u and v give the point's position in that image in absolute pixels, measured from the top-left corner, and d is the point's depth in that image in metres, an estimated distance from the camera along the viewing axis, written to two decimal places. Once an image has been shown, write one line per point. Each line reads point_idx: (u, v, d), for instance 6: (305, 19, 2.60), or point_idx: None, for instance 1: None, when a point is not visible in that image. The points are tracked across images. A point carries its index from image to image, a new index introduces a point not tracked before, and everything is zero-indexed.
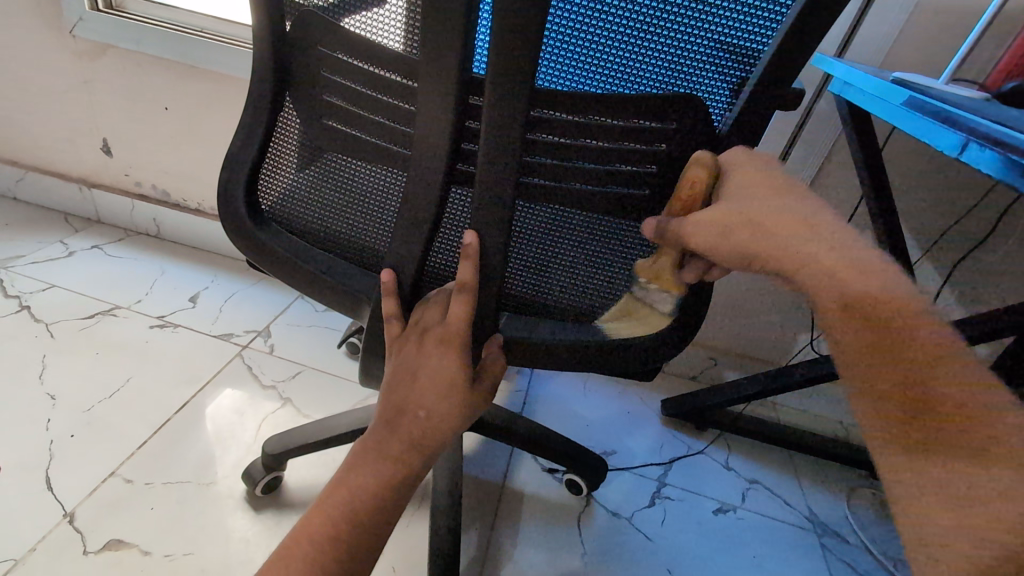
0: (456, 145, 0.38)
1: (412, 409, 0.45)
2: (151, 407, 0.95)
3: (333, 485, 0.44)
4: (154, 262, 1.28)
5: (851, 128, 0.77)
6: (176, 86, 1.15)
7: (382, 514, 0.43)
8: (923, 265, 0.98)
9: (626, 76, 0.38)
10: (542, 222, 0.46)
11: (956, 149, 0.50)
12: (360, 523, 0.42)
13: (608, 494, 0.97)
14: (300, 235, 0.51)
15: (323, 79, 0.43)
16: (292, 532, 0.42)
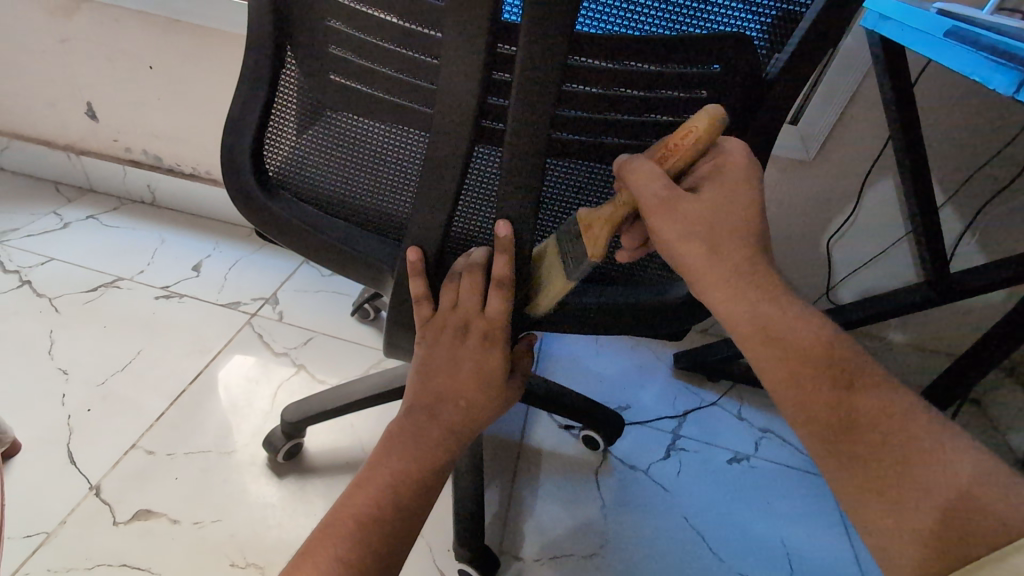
0: (484, 97, 0.35)
1: (449, 395, 0.47)
2: (165, 378, 0.94)
3: (373, 468, 0.45)
4: (152, 231, 1.25)
5: (881, 66, 0.73)
6: (159, 43, 1.09)
7: (425, 491, 0.46)
8: (946, 210, 0.95)
9: (672, 15, 0.34)
10: (575, 178, 0.44)
11: (1011, 87, 0.46)
12: (402, 503, 0.44)
13: (624, 447, 0.97)
14: (313, 203, 0.48)
15: (331, 29, 0.39)
16: (334, 511, 0.43)
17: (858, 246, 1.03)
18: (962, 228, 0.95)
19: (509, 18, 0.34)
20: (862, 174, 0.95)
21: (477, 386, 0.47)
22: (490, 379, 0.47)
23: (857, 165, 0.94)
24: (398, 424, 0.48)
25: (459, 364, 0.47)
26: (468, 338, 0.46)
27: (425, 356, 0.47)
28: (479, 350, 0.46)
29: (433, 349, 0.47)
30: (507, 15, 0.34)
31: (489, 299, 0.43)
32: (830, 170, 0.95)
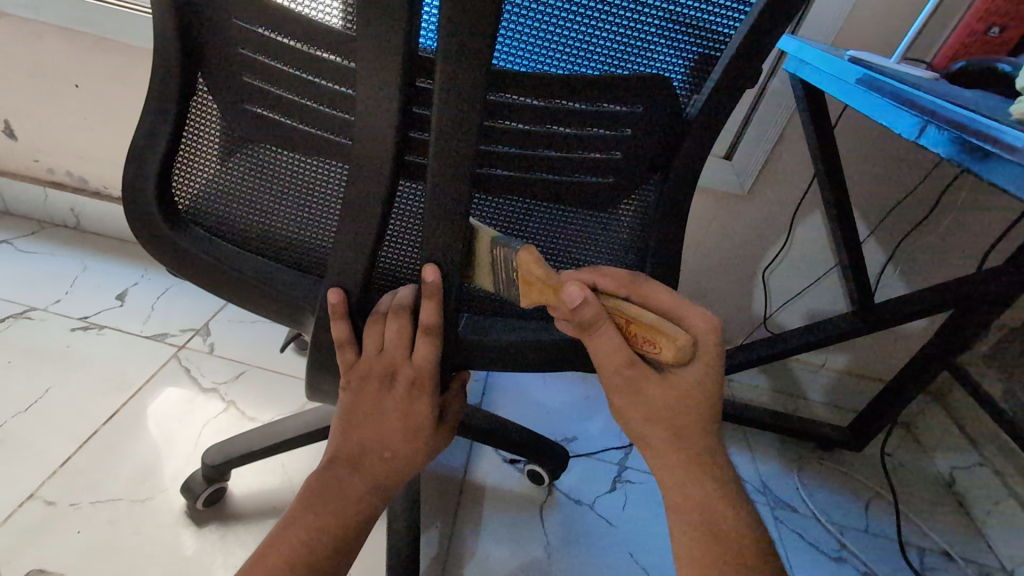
0: (403, 131, 0.34)
1: (374, 445, 0.46)
2: (76, 418, 0.87)
3: (286, 525, 0.43)
4: (74, 257, 1.17)
5: (805, 109, 0.77)
6: (87, 61, 1.03)
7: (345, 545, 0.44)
8: (870, 243, 1.01)
9: (590, 55, 0.35)
10: (501, 214, 0.43)
11: (915, 132, 0.48)
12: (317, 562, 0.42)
13: (569, 481, 0.96)
14: (228, 238, 0.45)
15: (243, 58, 0.37)
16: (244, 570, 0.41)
17: (791, 277, 1.09)
18: (884, 261, 1.02)
19: (426, 46, 0.34)
20: (792, 206, 1.01)
21: (404, 434, 0.46)
22: (417, 428, 0.46)
23: (785, 199, 1.00)
24: (319, 476, 0.46)
25: (385, 412, 0.45)
26: (395, 385, 0.44)
27: (350, 404, 0.45)
28: (406, 398, 0.45)
29: (358, 396, 0.45)
30: (423, 43, 0.34)
31: (416, 344, 0.42)
32: (760, 202, 1.01)
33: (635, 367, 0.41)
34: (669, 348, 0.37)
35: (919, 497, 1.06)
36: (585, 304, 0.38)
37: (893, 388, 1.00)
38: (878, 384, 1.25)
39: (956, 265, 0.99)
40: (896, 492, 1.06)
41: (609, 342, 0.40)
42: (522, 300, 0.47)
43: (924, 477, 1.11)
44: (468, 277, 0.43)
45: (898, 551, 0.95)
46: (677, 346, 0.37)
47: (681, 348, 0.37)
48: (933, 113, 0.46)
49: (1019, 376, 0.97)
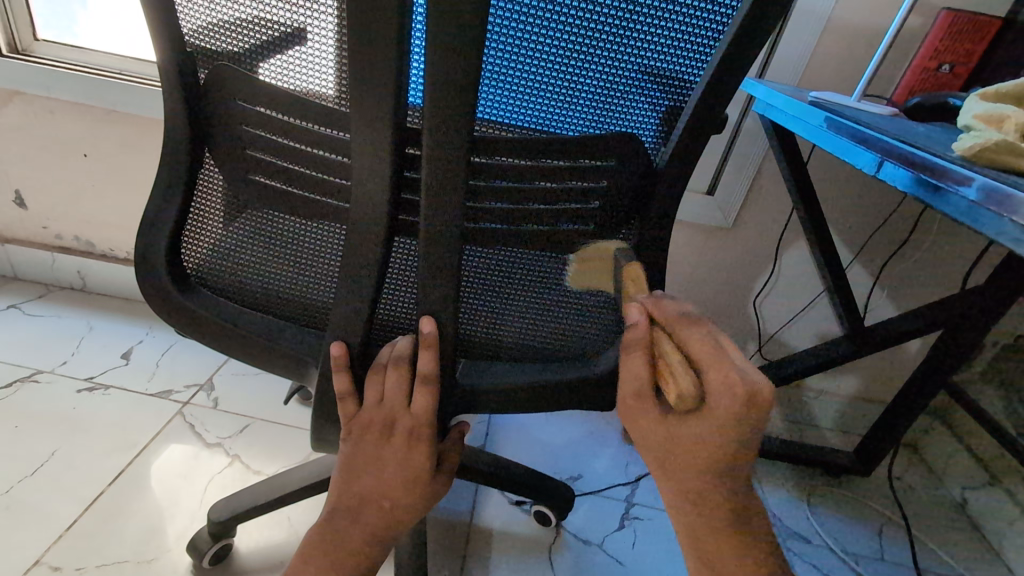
0: (396, 195, 0.37)
1: (373, 496, 0.49)
2: (82, 480, 0.87)
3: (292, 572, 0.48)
4: (80, 319, 1.19)
5: (778, 146, 0.82)
6: (95, 132, 1.09)
7: None
8: (855, 267, 1.03)
9: (564, 118, 0.39)
10: (490, 264, 0.46)
11: (872, 166, 0.52)
12: None
13: (576, 520, 0.95)
14: (233, 298, 0.48)
15: (246, 135, 0.41)
16: None
17: (782, 304, 1.12)
18: (871, 284, 1.04)
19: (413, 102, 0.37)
20: (776, 236, 1.04)
21: (400, 485, 0.48)
22: (414, 477, 0.48)
23: (769, 230, 1.04)
24: (322, 524, 0.50)
25: (383, 463, 0.47)
26: (394, 434, 0.46)
27: (350, 457, 0.48)
28: (404, 447, 0.47)
29: (359, 445, 0.47)
30: (411, 99, 0.36)
31: (416, 392, 0.43)
32: (746, 234, 1.05)
33: (642, 399, 0.41)
34: (676, 395, 0.38)
35: (933, 519, 1.05)
36: (635, 325, 0.41)
37: (895, 408, 1.00)
38: (878, 405, 1.26)
39: (940, 283, 1.02)
40: (907, 515, 1.05)
41: (633, 369, 0.41)
42: (517, 342, 0.49)
43: (935, 499, 1.10)
44: (462, 321, 0.47)
45: None
46: (678, 394, 0.38)
47: (683, 397, 0.38)
48: (887, 151, 0.50)
49: (1018, 392, 0.98)
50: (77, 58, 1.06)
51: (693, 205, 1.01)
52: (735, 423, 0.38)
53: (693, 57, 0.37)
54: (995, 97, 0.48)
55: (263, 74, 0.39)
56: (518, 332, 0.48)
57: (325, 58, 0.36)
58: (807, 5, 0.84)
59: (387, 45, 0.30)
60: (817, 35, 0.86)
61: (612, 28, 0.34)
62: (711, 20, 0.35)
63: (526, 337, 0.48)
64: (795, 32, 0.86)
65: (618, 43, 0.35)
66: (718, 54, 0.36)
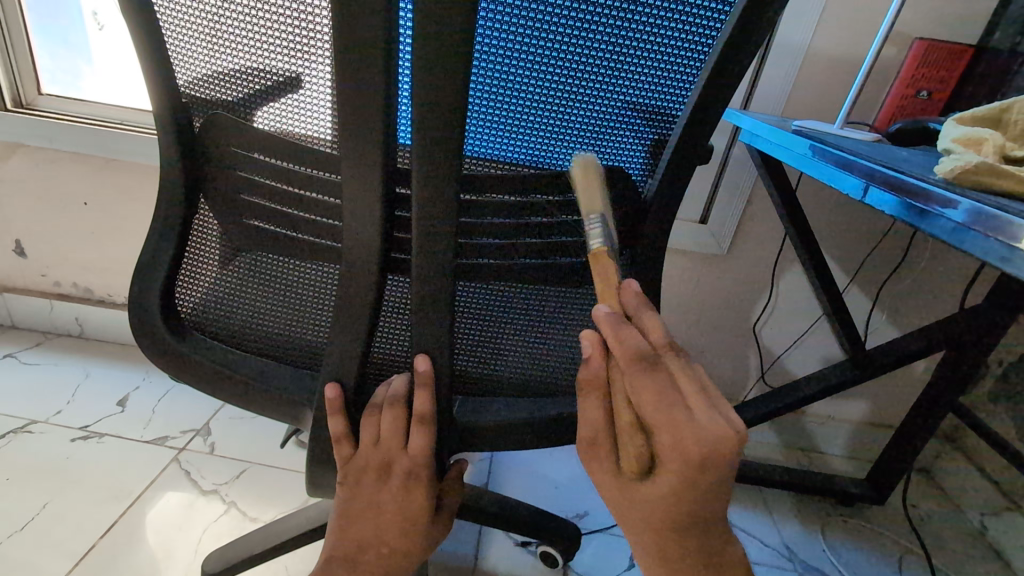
0: (388, 233, 0.38)
1: (371, 541, 0.48)
2: (73, 534, 0.85)
3: None
4: (76, 366, 1.19)
5: (766, 174, 0.83)
6: (96, 180, 1.11)
7: None
8: (852, 290, 1.03)
9: (551, 153, 0.40)
10: (485, 298, 0.46)
11: (858, 191, 0.53)
12: None
13: (584, 561, 0.92)
14: (227, 341, 0.47)
15: (241, 179, 0.42)
16: None
17: (782, 329, 1.11)
18: (869, 307, 1.04)
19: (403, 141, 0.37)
20: (771, 262, 1.05)
21: (399, 531, 0.48)
22: (411, 521, 0.47)
23: (764, 256, 1.04)
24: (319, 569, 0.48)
25: (381, 505, 0.46)
26: (390, 478, 0.45)
27: (347, 502, 0.47)
28: (401, 491, 0.45)
29: (354, 489, 0.45)
30: (400, 139, 0.37)
31: (411, 434, 0.43)
32: (741, 261, 1.05)
33: (597, 449, 0.37)
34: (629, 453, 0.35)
35: (953, 548, 1.02)
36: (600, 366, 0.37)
37: (903, 433, 0.99)
38: (885, 429, 1.24)
39: (937, 304, 1.02)
40: (926, 545, 1.02)
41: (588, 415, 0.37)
42: (514, 378, 0.48)
43: (953, 527, 1.07)
44: (459, 358, 0.47)
45: None
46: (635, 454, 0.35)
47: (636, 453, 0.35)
48: (871, 176, 0.51)
49: None
50: (80, 110, 1.09)
51: (687, 235, 1.02)
52: (695, 493, 0.34)
53: (674, 91, 0.38)
54: (971, 121, 0.49)
55: (258, 121, 0.40)
56: (515, 368, 0.48)
57: (320, 105, 0.37)
58: (785, 39, 0.87)
59: (373, 93, 0.30)
60: (797, 67, 0.88)
61: (594, 66, 0.35)
62: (689, 56, 0.36)
63: (523, 372, 0.48)
64: (775, 65, 0.88)
65: (598, 81, 0.36)
66: (698, 87, 0.36)
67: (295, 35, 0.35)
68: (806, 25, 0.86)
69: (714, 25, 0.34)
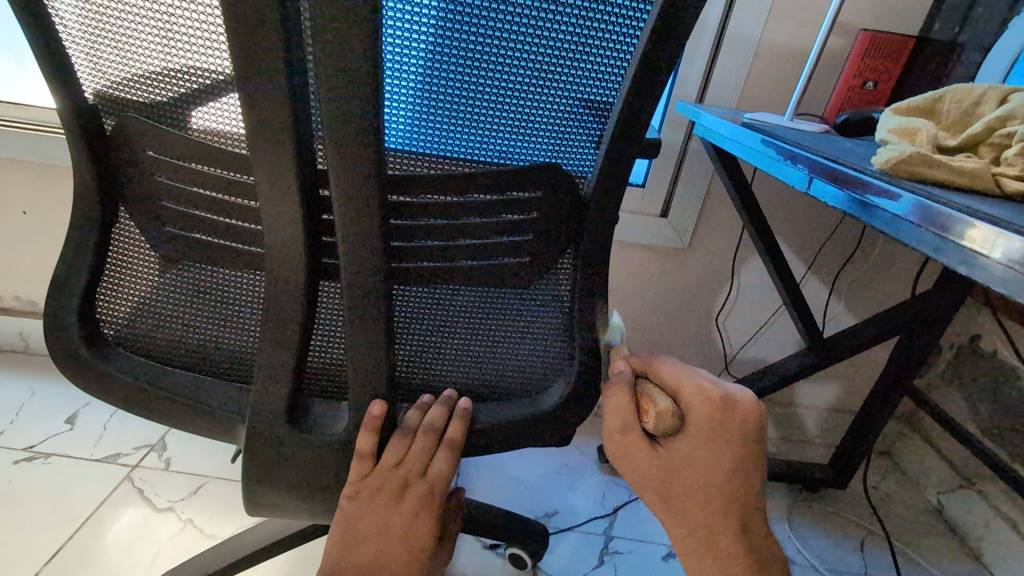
0: (312, 238, 0.36)
1: (372, 564, 0.47)
2: (15, 561, 0.80)
3: None
4: (20, 384, 1.13)
5: (720, 166, 0.84)
6: (34, 188, 1.05)
7: None
8: (810, 279, 1.05)
9: (480, 150, 0.39)
10: (427, 302, 0.45)
11: (804, 183, 0.53)
12: None
13: (553, 560, 0.91)
14: (155, 357, 0.45)
15: (157, 184, 0.39)
16: None
17: (745, 320, 1.12)
18: (826, 295, 1.06)
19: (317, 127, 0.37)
20: (731, 253, 1.06)
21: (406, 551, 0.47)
22: (416, 540, 0.47)
23: (724, 247, 1.05)
24: None
25: (388, 528, 0.46)
26: (390, 494, 0.44)
27: (350, 522, 0.45)
28: (397, 503, 0.45)
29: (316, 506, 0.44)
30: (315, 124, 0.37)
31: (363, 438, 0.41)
32: (702, 253, 1.06)
33: (630, 433, 0.42)
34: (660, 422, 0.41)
35: (912, 528, 1.04)
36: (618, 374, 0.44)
37: (862, 417, 1.00)
38: (847, 414, 1.26)
39: (890, 292, 1.05)
40: (887, 525, 1.04)
41: (617, 404, 0.43)
42: (463, 382, 0.47)
43: (912, 506, 1.10)
44: (401, 364, 0.46)
45: None
46: (659, 414, 0.41)
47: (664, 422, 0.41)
48: (813, 166, 0.51)
49: (980, 393, 0.99)
50: (12, 114, 1.03)
51: (649, 228, 1.02)
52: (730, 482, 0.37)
53: (606, 82, 0.37)
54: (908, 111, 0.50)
55: (166, 118, 0.38)
56: (462, 372, 0.47)
57: (226, 101, 0.36)
58: (736, 32, 0.87)
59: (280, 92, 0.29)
60: (749, 60, 0.89)
61: (517, 59, 0.34)
62: (616, 46, 0.35)
63: (472, 376, 0.47)
64: (727, 57, 0.89)
65: (524, 74, 0.35)
66: (628, 78, 0.35)
67: (201, 30, 0.33)
68: (756, 16, 0.86)
69: (639, 12, 0.34)
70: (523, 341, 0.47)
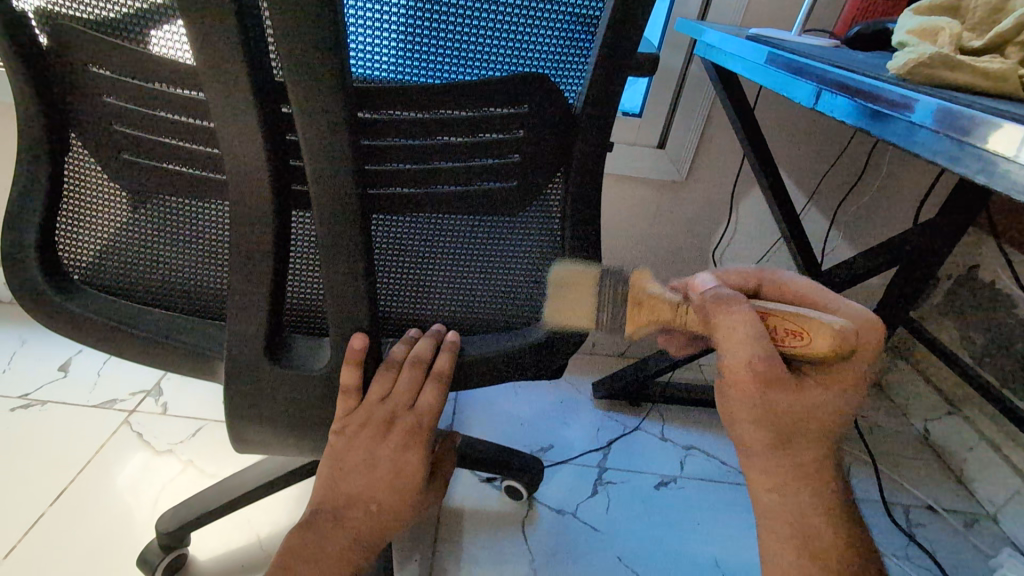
0: (278, 161, 0.33)
1: (362, 497, 0.46)
2: (20, 503, 0.82)
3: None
4: (10, 333, 1.11)
5: (722, 90, 0.79)
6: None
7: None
8: (811, 211, 1.02)
9: (456, 60, 0.35)
10: (408, 233, 0.42)
11: (811, 99, 0.48)
12: None
13: (549, 491, 0.93)
14: (124, 296, 0.43)
15: (103, 105, 0.36)
16: None
17: (743, 254, 1.10)
18: (826, 227, 1.04)
19: None
20: (731, 186, 1.02)
21: (393, 485, 0.46)
22: (404, 476, 0.46)
23: (724, 180, 1.01)
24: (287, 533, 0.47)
25: (376, 463, 0.45)
26: (374, 429, 0.44)
27: (337, 458, 0.45)
28: (383, 438, 0.44)
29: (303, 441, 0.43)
30: None
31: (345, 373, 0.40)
32: (701, 186, 1.02)
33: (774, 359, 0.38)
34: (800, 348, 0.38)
35: (899, 454, 1.07)
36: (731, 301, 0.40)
37: None
38: None
39: (893, 223, 1.02)
40: (874, 452, 1.07)
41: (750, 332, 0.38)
42: (449, 316, 0.45)
43: (899, 434, 1.12)
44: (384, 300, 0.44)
45: (883, 511, 0.95)
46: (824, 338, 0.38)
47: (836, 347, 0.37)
48: (824, 78, 0.47)
49: (974, 323, 0.99)
50: None
51: (645, 160, 0.98)
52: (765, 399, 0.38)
53: None
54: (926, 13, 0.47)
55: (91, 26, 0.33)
56: (449, 306, 0.45)
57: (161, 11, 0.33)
58: None
59: None
60: None
61: None
62: None
63: (459, 311, 0.45)
64: None
65: None
66: None
67: None
68: None
69: None
70: (513, 272, 0.44)
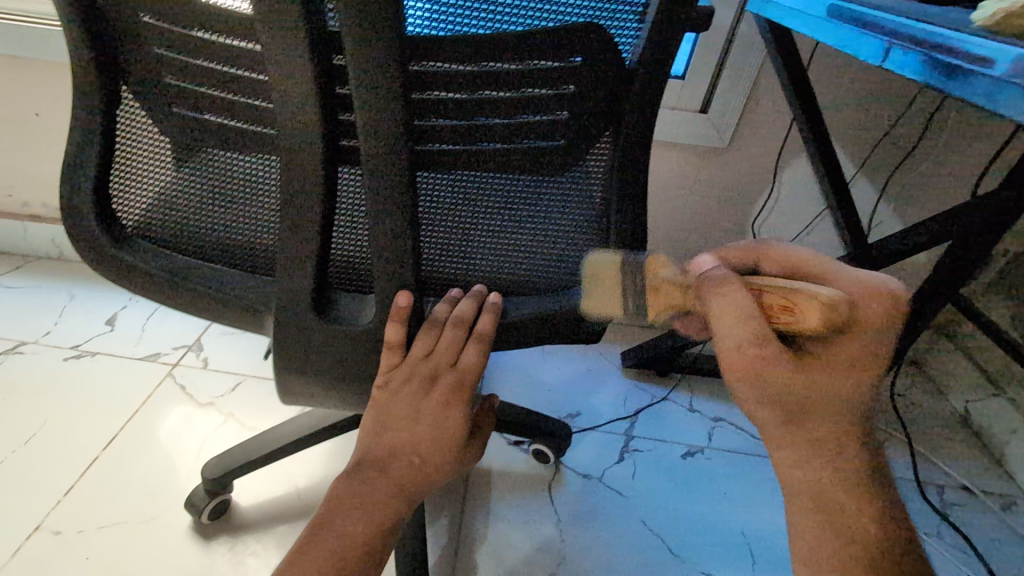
0: (329, 114, 0.33)
1: (403, 450, 0.47)
2: (76, 446, 0.87)
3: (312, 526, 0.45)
4: (60, 288, 1.16)
5: (774, 50, 0.75)
6: (46, 89, 1.02)
7: None
8: (859, 180, 0.98)
9: (509, 8, 0.34)
10: (454, 192, 0.41)
11: (879, 56, 0.45)
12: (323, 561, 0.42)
13: (576, 456, 0.95)
14: (177, 248, 0.44)
15: (156, 56, 0.36)
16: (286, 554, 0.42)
17: (783, 225, 1.07)
18: (874, 198, 0.99)
19: None
20: (775, 153, 0.98)
21: (435, 440, 0.47)
22: (445, 431, 0.47)
23: (768, 147, 0.97)
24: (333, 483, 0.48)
25: (418, 417, 0.46)
26: (414, 382, 0.44)
27: (381, 411, 0.46)
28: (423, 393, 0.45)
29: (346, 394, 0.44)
30: None
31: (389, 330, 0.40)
32: (743, 153, 0.98)
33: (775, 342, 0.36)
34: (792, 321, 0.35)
35: (935, 434, 1.05)
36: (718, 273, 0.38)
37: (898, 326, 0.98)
38: None
39: (946, 196, 0.97)
40: (909, 431, 1.04)
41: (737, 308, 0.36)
42: (491, 277, 0.45)
43: (937, 413, 1.10)
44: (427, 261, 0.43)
45: (915, 489, 0.93)
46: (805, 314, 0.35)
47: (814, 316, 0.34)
48: (895, 33, 0.44)
49: None
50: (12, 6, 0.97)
51: (686, 125, 0.95)
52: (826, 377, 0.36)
53: None
54: None
55: None
56: (491, 267, 0.44)
57: None
58: None
59: None
60: None
61: None
62: None
63: (501, 272, 0.44)
64: None
65: None
66: None
67: None
68: None
69: None
70: (557, 233, 0.44)
